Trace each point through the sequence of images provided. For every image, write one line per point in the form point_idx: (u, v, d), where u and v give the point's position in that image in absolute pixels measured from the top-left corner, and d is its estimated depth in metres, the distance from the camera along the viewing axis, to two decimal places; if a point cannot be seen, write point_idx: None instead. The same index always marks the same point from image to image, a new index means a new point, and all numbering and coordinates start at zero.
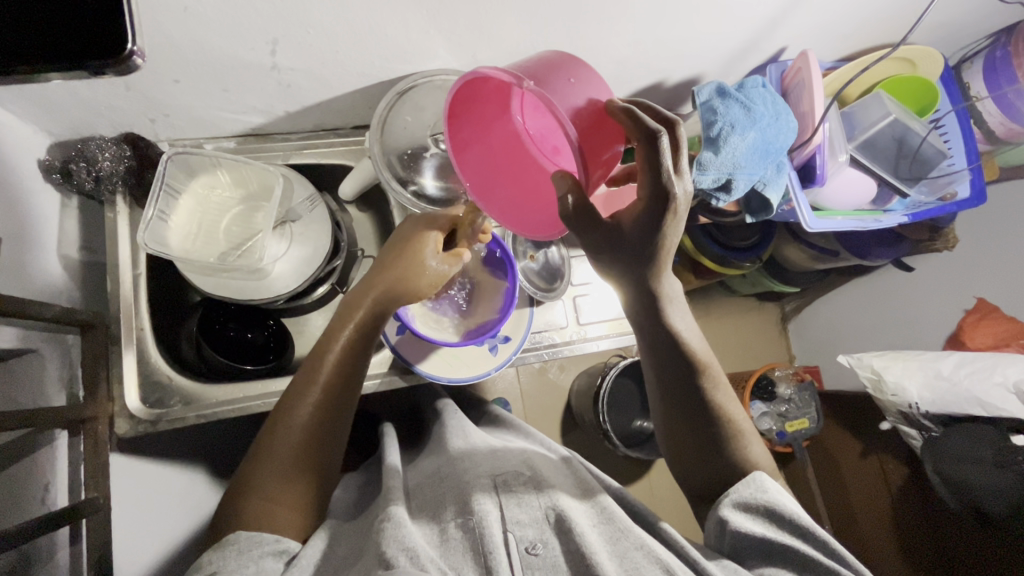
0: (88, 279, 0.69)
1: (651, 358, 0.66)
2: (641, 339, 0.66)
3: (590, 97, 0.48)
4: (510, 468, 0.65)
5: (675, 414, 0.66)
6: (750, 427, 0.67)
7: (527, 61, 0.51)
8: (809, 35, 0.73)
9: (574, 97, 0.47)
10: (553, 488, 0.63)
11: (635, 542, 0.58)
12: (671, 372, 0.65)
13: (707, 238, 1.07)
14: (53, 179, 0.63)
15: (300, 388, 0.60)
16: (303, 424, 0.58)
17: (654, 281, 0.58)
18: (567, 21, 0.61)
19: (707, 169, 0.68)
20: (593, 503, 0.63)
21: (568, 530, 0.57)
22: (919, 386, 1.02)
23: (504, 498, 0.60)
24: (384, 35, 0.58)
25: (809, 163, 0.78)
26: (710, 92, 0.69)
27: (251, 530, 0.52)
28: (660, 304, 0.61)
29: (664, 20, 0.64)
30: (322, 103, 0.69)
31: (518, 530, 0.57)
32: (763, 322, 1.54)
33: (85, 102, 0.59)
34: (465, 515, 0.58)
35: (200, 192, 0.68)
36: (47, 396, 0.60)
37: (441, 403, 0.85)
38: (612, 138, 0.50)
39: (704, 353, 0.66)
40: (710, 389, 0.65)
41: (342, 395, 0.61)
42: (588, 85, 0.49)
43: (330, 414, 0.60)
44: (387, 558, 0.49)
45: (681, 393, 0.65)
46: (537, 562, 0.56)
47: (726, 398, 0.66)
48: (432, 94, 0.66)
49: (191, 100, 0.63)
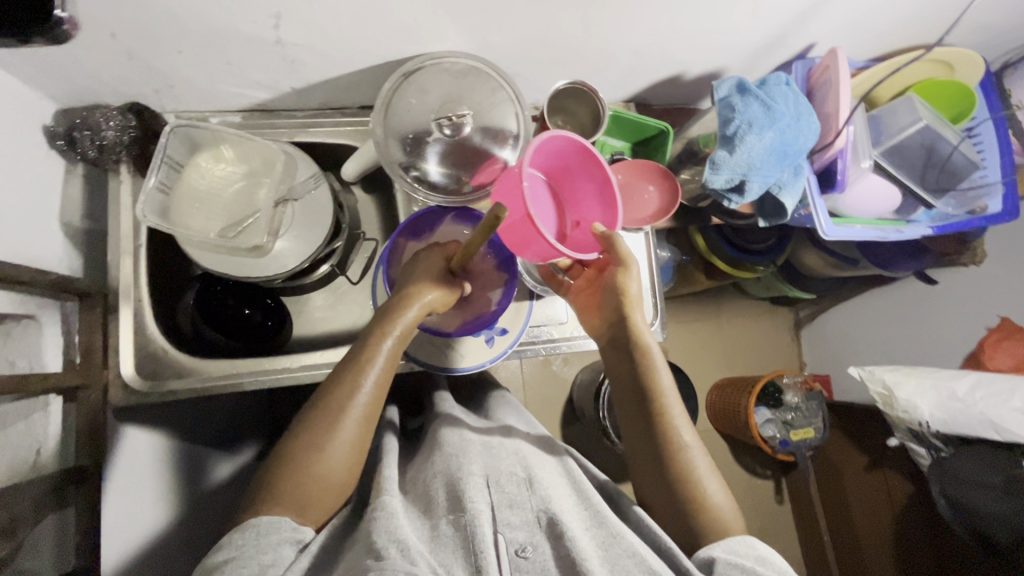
0: (91, 247, 0.69)
1: (612, 361, 0.68)
2: (609, 354, 0.69)
3: (559, 209, 0.62)
4: (504, 466, 0.63)
5: (639, 443, 0.64)
6: (714, 475, 0.61)
7: (537, 160, 0.58)
8: (840, 32, 0.70)
9: (559, 205, 0.62)
10: (546, 489, 0.61)
11: (628, 549, 0.55)
12: (630, 393, 0.66)
13: (722, 240, 1.05)
14: (58, 145, 0.63)
15: (333, 388, 0.58)
16: (323, 424, 0.56)
17: (622, 293, 0.66)
18: (581, 8, 0.59)
19: (720, 168, 0.65)
20: (587, 505, 0.62)
21: (559, 535, 0.56)
22: (931, 404, 0.98)
23: (497, 498, 0.58)
24: (392, 13, 0.56)
25: (830, 168, 0.72)
26: (730, 87, 0.65)
27: (274, 513, 0.52)
28: (625, 311, 0.66)
29: (685, 10, 0.62)
30: (327, 81, 0.68)
31: (509, 531, 0.56)
32: (774, 326, 1.51)
33: (87, 67, 0.58)
34: (457, 512, 0.56)
35: (203, 167, 0.68)
36: (45, 361, 0.59)
37: (438, 396, 0.84)
38: (564, 232, 0.62)
39: (668, 391, 0.64)
40: (674, 425, 0.62)
41: (377, 395, 0.59)
42: (552, 201, 0.62)
43: (358, 422, 0.57)
44: (377, 549, 0.49)
45: (638, 419, 0.65)
46: (526, 564, 0.55)
47: (691, 444, 0.62)
48: (437, 76, 0.63)
49: (195, 72, 0.62)
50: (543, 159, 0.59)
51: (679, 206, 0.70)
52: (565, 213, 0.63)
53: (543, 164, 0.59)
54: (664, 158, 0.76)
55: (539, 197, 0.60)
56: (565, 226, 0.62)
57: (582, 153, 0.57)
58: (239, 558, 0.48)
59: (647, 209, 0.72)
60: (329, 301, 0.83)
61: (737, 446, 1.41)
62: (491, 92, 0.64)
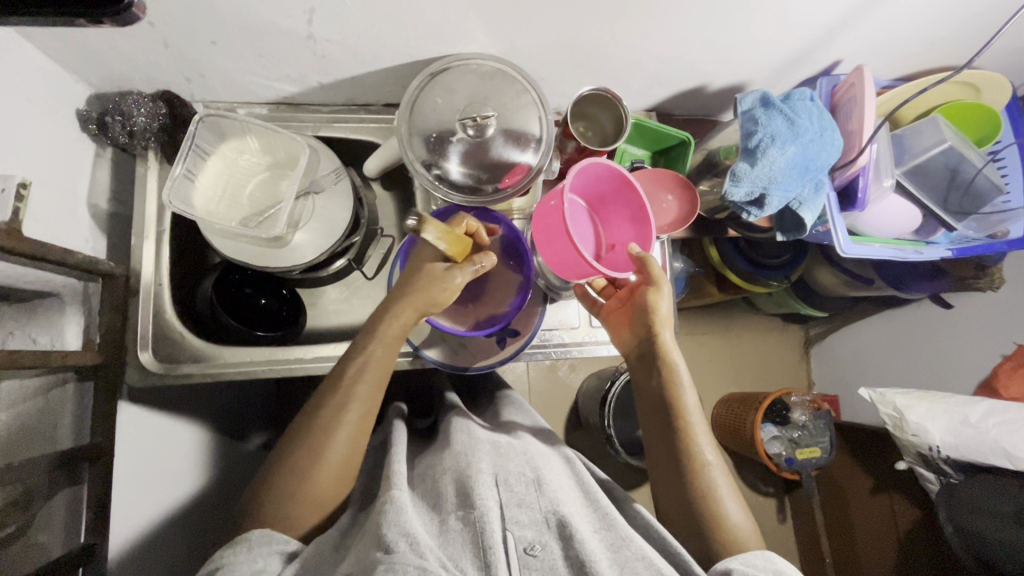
0: (116, 230, 0.71)
1: (638, 377, 0.68)
2: (636, 373, 0.69)
3: (596, 232, 0.66)
4: (512, 465, 0.63)
5: (661, 458, 0.64)
6: (733, 492, 0.62)
7: (578, 186, 0.62)
8: (867, 49, 0.70)
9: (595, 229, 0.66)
10: (555, 491, 0.60)
11: (637, 552, 0.55)
12: (655, 409, 0.66)
13: (736, 253, 1.05)
14: (90, 129, 0.65)
15: (326, 393, 0.59)
16: (322, 420, 0.57)
17: (653, 312, 0.66)
18: (609, 15, 0.60)
19: (741, 181, 0.64)
20: (594, 506, 0.62)
21: (569, 536, 0.56)
22: (942, 429, 0.97)
23: (506, 497, 0.59)
24: (423, 13, 0.57)
25: (851, 185, 0.72)
26: (754, 101, 0.66)
27: (267, 527, 0.53)
28: (654, 329, 0.66)
29: (712, 21, 0.62)
30: (354, 77, 0.69)
31: (517, 530, 0.56)
32: (783, 343, 1.50)
33: (122, 53, 0.60)
34: (466, 508, 0.56)
35: (229, 155, 0.70)
36: (66, 339, 0.60)
37: (451, 398, 0.85)
38: (600, 253, 0.66)
39: (693, 409, 0.65)
40: (697, 441, 0.63)
41: (375, 384, 0.60)
42: (589, 224, 0.65)
43: (352, 422, 0.58)
44: (387, 543, 0.49)
45: (661, 433, 0.65)
46: (535, 562, 0.55)
47: (714, 462, 0.62)
48: (463, 77, 0.63)
49: (227, 63, 0.64)
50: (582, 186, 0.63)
51: (699, 214, 0.70)
52: (601, 236, 0.66)
53: (583, 190, 0.63)
54: (684, 168, 0.77)
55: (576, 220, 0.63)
56: (600, 249, 0.66)
57: (618, 180, 0.60)
58: (232, 564, 0.48)
59: (666, 217, 0.72)
60: (343, 295, 0.84)
61: (741, 461, 1.40)
62: (516, 95, 0.64)
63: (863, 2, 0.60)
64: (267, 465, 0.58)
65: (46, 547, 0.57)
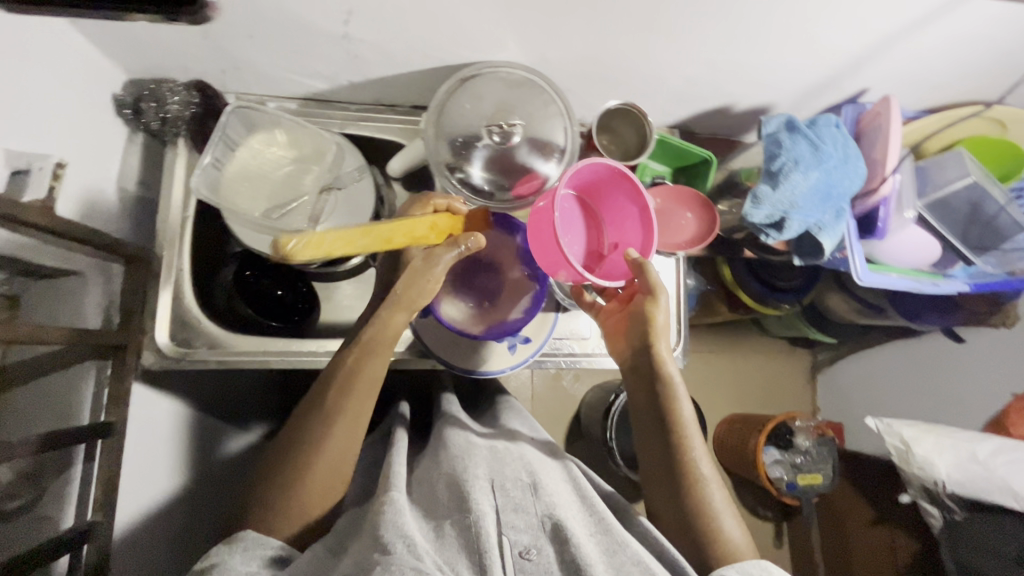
0: (142, 214, 0.72)
1: (633, 388, 0.67)
2: (632, 383, 0.68)
3: (598, 227, 0.67)
4: (509, 471, 0.63)
5: (656, 472, 0.63)
6: (727, 505, 0.61)
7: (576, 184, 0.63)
8: (895, 80, 0.70)
9: (597, 225, 0.67)
10: (551, 495, 0.60)
11: (632, 557, 0.54)
12: (650, 420, 0.65)
13: (749, 273, 1.05)
14: (125, 114, 0.67)
15: (315, 403, 0.59)
16: (312, 431, 0.57)
17: (650, 323, 0.65)
18: (641, 31, 0.60)
19: (762, 203, 0.64)
20: (590, 510, 0.61)
21: (564, 540, 0.55)
22: (949, 464, 0.96)
23: (502, 502, 0.58)
24: (458, 20, 0.58)
25: (871, 214, 0.72)
26: (779, 124, 0.66)
27: (259, 532, 0.53)
28: (651, 338, 0.66)
29: (743, 43, 0.62)
30: (384, 78, 0.70)
31: (513, 534, 0.55)
32: (790, 367, 1.50)
33: (162, 42, 0.61)
34: (462, 513, 0.56)
35: (256, 148, 0.70)
36: (84, 317, 0.61)
37: (443, 397, 0.86)
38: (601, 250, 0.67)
39: (689, 422, 0.64)
40: (694, 455, 0.62)
41: (369, 384, 0.60)
42: (591, 220, 0.66)
43: (341, 435, 0.57)
44: (384, 543, 0.49)
45: (656, 445, 0.64)
46: (530, 567, 0.54)
47: (710, 476, 0.61)
48: (492, 84, 0.64)
49: (262, 58, 0.65)
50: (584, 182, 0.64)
51: (717, 234, 0.71)
52: (602, 232, 0.67)
53: (583, 187, 0.64)
54: (705, 187, 0.76)
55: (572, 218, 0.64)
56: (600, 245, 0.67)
57: (617, 175, 0.61)
58: (226, 563, 0.48)
59: (684, 234, 0.72)
60: (357, 291, 0.85)
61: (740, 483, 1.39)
62: (543, 105, 0.65)
63: (894, 34, 0.61)
64: (274, 456, 0.58)
65: (54, 521, 0.57)
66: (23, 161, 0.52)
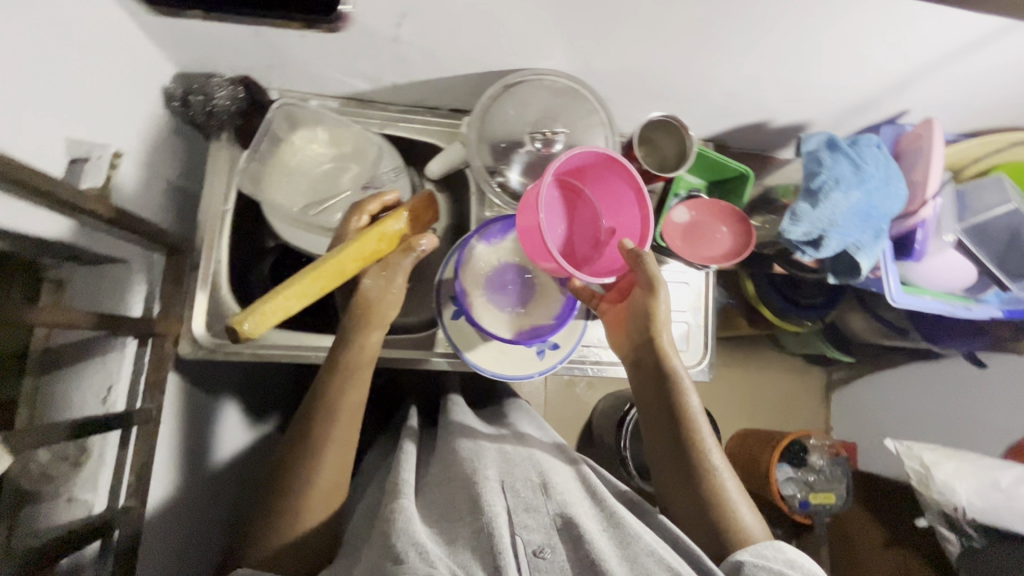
0: (182, 204, 0.73)
1: (639, 382, 0.67)
2: (635, 378, 0.68)
3: (592, 211, 0.63)
4: (518, 471, 0.63)
5: (667, 465, 0.63)
6: (742, 492, 0.62)
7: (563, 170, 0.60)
8: (937, 103, 0.70)
9: (590, 210, 0.64)
10: (561, 493, 0.60)
11: (645, 547, 0.55)
12: (656, 415, 0.65)
13: (772, 288, 1.05)
14: (173, 106, 0.68)
15: (303, 435, 0.59)
16: (303, 461, 0.57)
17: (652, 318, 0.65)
18: (689, 45, 0.61)
19: (801, 220, 0.64)
20: (601, 506, 0.61)
21: (577, 537, 0.55)
22: (970, 490, 0.95)
23: (513, 503, 0.58)
24: (509, 27, 0.59)
25: (908, 237, 0.72)
26: (820, 142, 0.66)
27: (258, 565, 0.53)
28: (654, 333, 0.65)
29: (788, 60, 0.63)
30: (428, 80, 0.71)
31: (525, 534, 0.55)
32: (805, 384, 1.49)
33: (215, 37, 0.62)
34: (475, 515, 0.55)
35: (297, 144, 0.71)
36: (127, 304, 0.63)
37: (448, 398, 0.88)
38: (595, 237, 0.64)
39: (696, 413, 0.63)
40: (704, 446, 0.62)
41: (350, 412, 0.60)
42: (583, 206, 0.63)
43: (333, 464, 0.58)
44: (396, 552, 0.49)
45: (665, 438, 0.63)
46: (545, 565, 0.54)
47: (721, 466, 0.61)
48: (537, 92, 0.65)
49: (310, 57, 0.66)
50: (570, 167, 0.61)
51: (752, 250, 0.70)
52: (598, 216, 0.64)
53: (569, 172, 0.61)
54: (742, 202, 0.76)
55: (562, 206, 0.62)
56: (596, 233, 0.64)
57: (607, 161, 0.59)
58: None
59: (719, 249, 0.72)
60: None
61: None
62: (585, 114, 0.66)
63: (941, 58, 0.61)
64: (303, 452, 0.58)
65: (88, 505, 0.58)
66: (84, 150, 0.54)
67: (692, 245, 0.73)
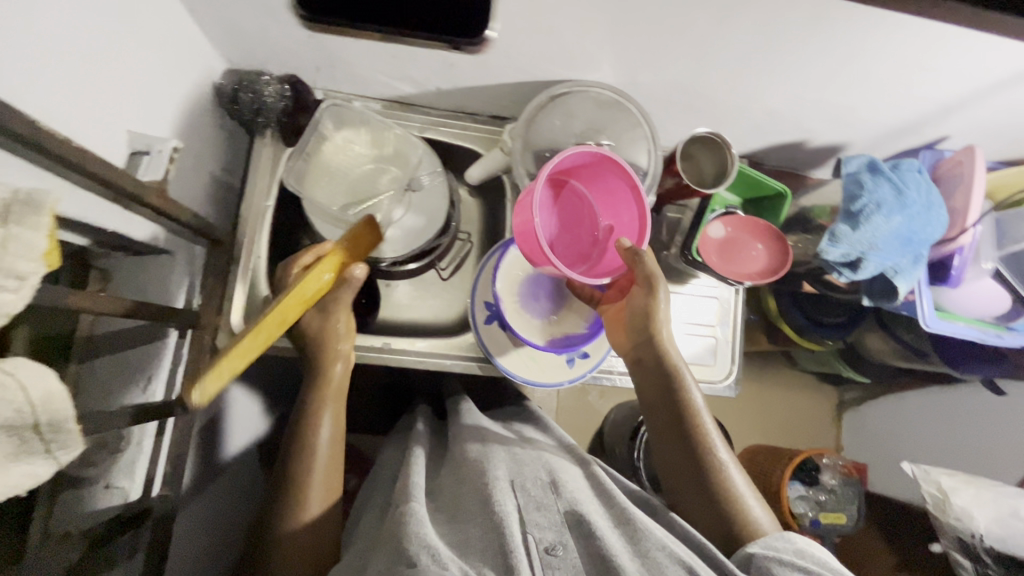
0: (222, 198, 0.74)
1: (641, 381, 0.68)
2: (637, 378, 0.68)
3: (587, 209, 0.65)
4: (528, 471, 0.63)
5: (674, 462, 0.63)
6: (750, 484, 0.62)
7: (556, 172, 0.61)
8: (978, 130, 0.70)
9: (585, 208, 0.65)
10: (571, 491, 0.60)
11: (657, 542, 0.54)
12: (660, 412, 0.65)
13: (795, 306, 1.05)
14: (222, 101, 0.69)
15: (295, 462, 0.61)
16: (296, 486, 0.60)
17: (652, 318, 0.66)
18: (737, 64, 0.61)
19: (840, 241, 0.65)
20: (611, 504, 0.61)
21: (588, 532, 0.54)
22: (989, 517, 0.94)
23: (524, 502, 0.58)
24: (561, 39, 0.60)
25: (945, 262, 0.73)
26: (860, 165, 0.66)
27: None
28: (654, 331, 0.66)
29: (834, 83, 0.63)
30: (472, 87, 0.72)
31: (537, 532, 0.54)
32: (817, 403, 1.49)
33: (269, 36, 0.63)
34: (488, 515, 0.55)
35: (340, 143, 0.72)
36: (169, 295, 0.63)
37: (457, 399, 0.88)
38: (592, 235, 0.66)
39: (698, 408, 0.64)
40: (710, 441, 0.63)
41: (333, 445, 0.64)
42: (578, 206, 0.65)
43: (325, 492, 0.61)
44: (409, 556, 0.49)
45: (670, 434, 0.64)
46: (557, 563, 0.52)
47: (726, 459, 0.62)
48: (583, 103, 0.66)
49: (360, 59, 0.67)
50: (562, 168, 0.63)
51: (787, 271, 0.72)
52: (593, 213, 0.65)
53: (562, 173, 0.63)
54: (777, 221, 0.76)
55: (557, 206, 0.64)
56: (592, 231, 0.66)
57: (601, 160, 0.60)
58: None
59: (754, 266, 0.72)
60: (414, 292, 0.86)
61: None
62: (630, 128, 0.67)
63: (993, 84, 0.61)
64: None
65: (124, 492, 0.59)
66: (144, 144, 0.54)
67: (729, 260, 0.73)
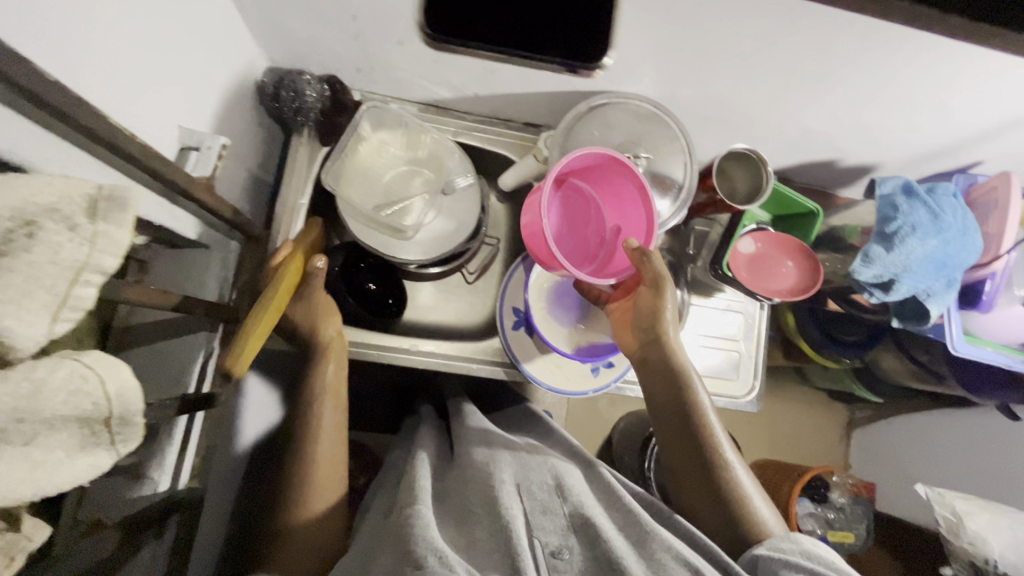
0: (255, 193, 0.75)
1: (647, 383, 0.67)
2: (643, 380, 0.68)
3: (596, 209, 0.66)
4: (534, 474, 0.63)
5: (681, 463, 0.63)
6: (759, 487, 0.62)
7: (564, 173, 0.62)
8: (1013, 156, 0.70)
9: (594, 209, 0.66)
10: (578, 494, 0.60)
11: (662, 543, 0.53)
12: (666, 414, 0.65)
13: (812, 323, 1.05)
14: (263, 99, 0.70)
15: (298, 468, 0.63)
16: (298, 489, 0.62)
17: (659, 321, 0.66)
18: (778, 83, 0.62)
19: (873, 262, 0.65)
20: (617, 506, 0.60)
21: (594, 534, 0.54)
22: (1004, 542, 0.94)
23: (530, 506, 0.58)
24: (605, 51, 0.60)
25: (976, 287, 0.73)
26: (896, 186, 0.66)
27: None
28: (660, 334, 0.66)
29: (874, 105, 0.64)
30: (508, 94, 0.72)
31: (542, 536, 0.55)
32: (827, 420, 1.48)
33: (314, 37, 0.64)
34: (495, 518, 0.55)
35: (375, 145, 0.73)
36: (205, 288, 0.63)
37: (456, 402, 0.88)
38: (600, 236, 0.66)
39: (705, 410, 0.64)
40: (718, 443, 0.63)
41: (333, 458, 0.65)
42: (586, 207, 0.66)
43: (329, 499, 0.64)
44: (415, 558, 0.48)
45: (677, 435, 0.64)
46: (561, 567, 0.52)
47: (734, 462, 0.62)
48: (621, 115, 0.67)
49: (401, 63, 0.67)
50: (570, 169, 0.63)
51: (818, 288, 0.71)
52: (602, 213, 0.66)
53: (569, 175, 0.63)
54: (807, 238, 0.76)
55: (564, 207, 0.65)
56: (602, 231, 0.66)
57: (609, 162, 0.61)
58: None
59: (784, 283, 0.73)
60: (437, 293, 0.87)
61: None
62: (667, 141, 0.67)
63: None
64: None
65: (154, 481, 0.59)
66: (195, 139, 0.55)
67: (758, 277, 0.74)
